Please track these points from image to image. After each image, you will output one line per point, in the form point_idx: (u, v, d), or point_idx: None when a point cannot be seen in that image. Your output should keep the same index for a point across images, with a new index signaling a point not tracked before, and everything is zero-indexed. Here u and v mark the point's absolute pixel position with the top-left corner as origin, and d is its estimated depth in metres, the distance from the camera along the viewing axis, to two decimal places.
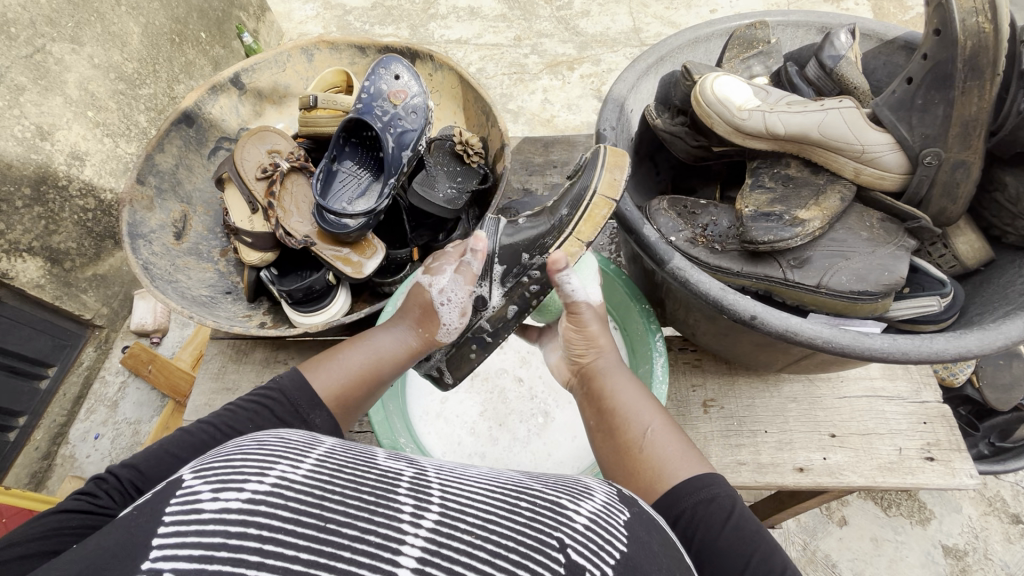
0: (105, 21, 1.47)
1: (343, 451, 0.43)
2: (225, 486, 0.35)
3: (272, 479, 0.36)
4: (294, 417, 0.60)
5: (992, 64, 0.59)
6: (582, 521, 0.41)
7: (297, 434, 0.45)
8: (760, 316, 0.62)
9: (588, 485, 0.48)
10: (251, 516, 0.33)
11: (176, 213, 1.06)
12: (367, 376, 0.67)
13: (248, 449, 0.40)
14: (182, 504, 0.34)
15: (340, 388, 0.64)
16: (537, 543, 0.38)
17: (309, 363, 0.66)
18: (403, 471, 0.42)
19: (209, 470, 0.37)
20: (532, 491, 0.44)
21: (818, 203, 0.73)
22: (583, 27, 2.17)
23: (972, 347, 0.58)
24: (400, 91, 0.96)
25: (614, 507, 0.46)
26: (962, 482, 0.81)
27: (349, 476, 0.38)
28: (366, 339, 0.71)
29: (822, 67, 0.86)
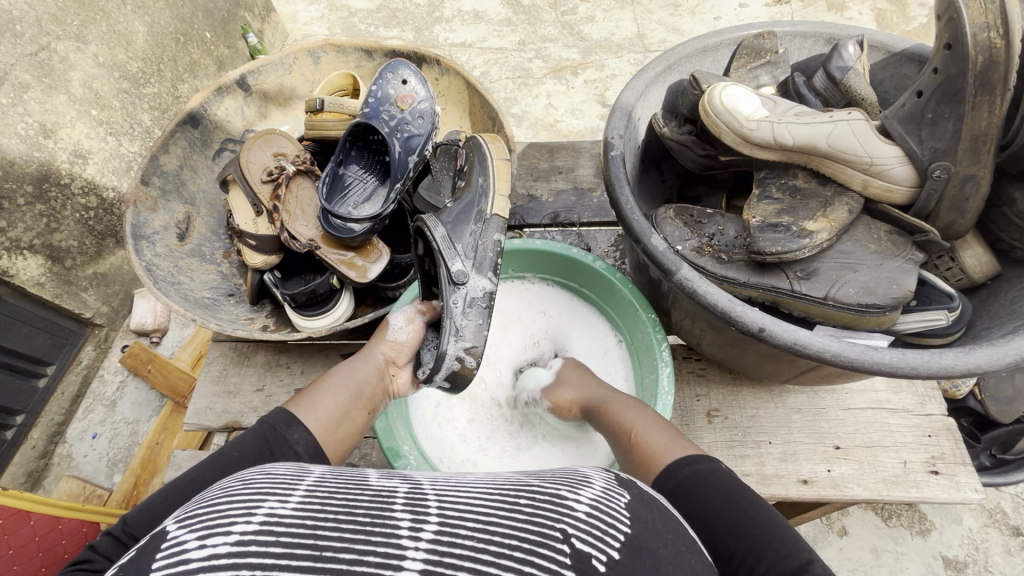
0: (110, 20, 1.46)
1: (332, 480, 0.45)
2: (211, 532, 0.37)
3: (259, 518, 0.38)
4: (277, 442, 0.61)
5: (1003, 79, 0.58)
6: (583, 510, 0.43)
7: (283, 468, 0.48)
8: (768, 328, 0.62)
9: (586, 474, 0.51)
10: (241, 559, 0.34)
11: (179, 214, 1.06)
12: (344, 402, 0.70)
13: (233, 493, 0.42)
14: (169, 557, 0.35)
15: (320, 415, 0.67)
16: (540, 538, 0.40)
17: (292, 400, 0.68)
18: (397, 488, 0.44)
19: (195, 520, 0.39)
20: (529, 488, 0.46)
21: (826, 215, 0.73)
22: (588, 32, 2.18)
23: (982, 362, 0.57)
24: (408, 96, 0.96)
25: (614, 491, 0.49)
26: (966, 496, 0.81)
27: (341, 502, 0.41)
28: (332, 372, 0.75)
29: (830, 79, 0.86)
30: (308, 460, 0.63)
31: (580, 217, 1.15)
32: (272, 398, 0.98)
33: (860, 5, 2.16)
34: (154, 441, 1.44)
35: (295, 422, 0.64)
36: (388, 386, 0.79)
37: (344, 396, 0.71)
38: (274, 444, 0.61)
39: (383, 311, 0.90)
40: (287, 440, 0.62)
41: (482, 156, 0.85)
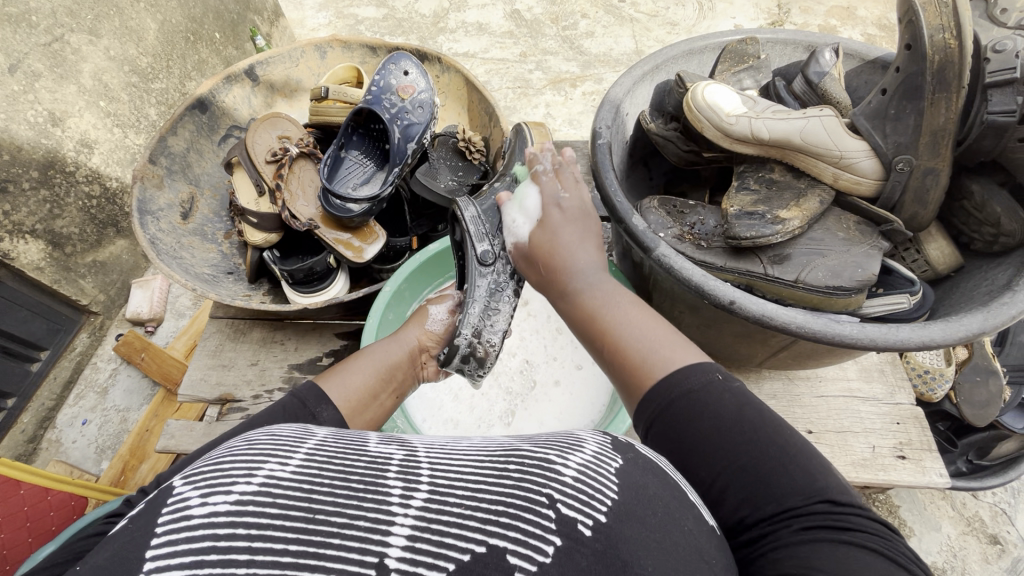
0: (124, 16, 1.51)
1: (334, 442, 0.43)
2: (213, 490, 0.34)
3: (259, 479, 0.35)
4: (304, 414, 0.57)
5: (958, 76, 0.64)
6: (571, 475, 0.40)
7: (286, 428, 0.45)
8: (739, 301, 0.66)
9: (580, 437, 0.46)
10: (239, 517, 0.33)
11: (183, 194, 1.09)
12: (372, 382, 0.67)
13: (237, 449, 0.40)
14: (172, 513, 0.33)
15: (349, 392, 0.64)
16: (527, 503, 0.37)
17: (322, 377, 0.65)
18: (393, 454, 0.41)
19: (199, 476, 0.36)
20: (521, 452, 0.43)
21: (798, 205, 0.77)
22: (587, 47, 2.25)
23: (937, 336, 0.61)
24: (408, 87, 1.01)
25: (606, 455, 0.44)
26: (931, 481, 0.84)
27: (337, 468, 0.38)
28: (366, 351, 0.72)
29: (807, 83, 0.91)
30: None
31: None
32: (265, 373, 1.00)
33: (850, 29, 2.25)
34: (144, 427, 1.46)
35: (324, 401, 0.60)
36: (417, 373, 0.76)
37: (373, 377, 0.68)
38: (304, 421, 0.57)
39: (377, 288, 0.94)
40: (317, 419, 0.58)
41: (523, 143, 0.88)
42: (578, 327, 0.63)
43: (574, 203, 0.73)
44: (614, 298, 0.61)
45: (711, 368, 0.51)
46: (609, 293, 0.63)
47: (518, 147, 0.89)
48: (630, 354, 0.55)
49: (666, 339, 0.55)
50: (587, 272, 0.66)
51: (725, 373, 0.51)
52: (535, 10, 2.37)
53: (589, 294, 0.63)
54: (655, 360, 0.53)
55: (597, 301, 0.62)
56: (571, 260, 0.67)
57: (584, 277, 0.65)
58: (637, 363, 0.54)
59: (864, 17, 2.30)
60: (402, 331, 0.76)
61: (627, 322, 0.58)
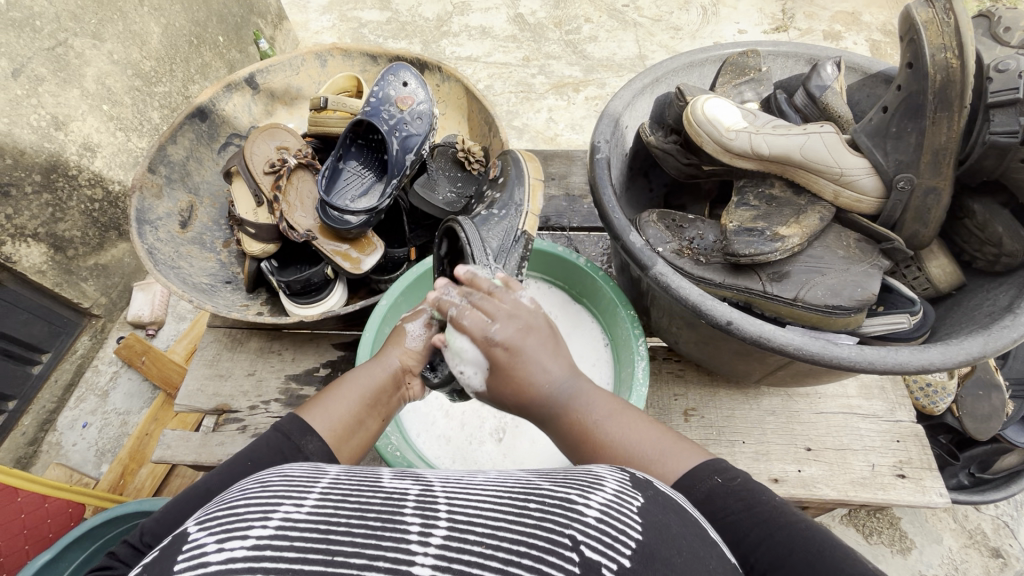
0: (127, 20, 1.52)
1: (348, 480, 0.43)
2: (229, 536, 0.35)
3: (275, 523, 0.36)
4: (287, 446, 0.58)
5: (959, 96, 0.63)
6: (594, 515, 0.40)
7: (300, 470, 0.46)
8: (736, 322, 0.65)
9: (598, 474, 0.46)
10: (257, 561, 0.33)
11: (182, 203, 1.09)
12: (355, 408, 0.65)
13: (253, 491, 0.41)
14: (188, 560, 0.34)
15: (334, 421, 0.62)
16: (549, 545, 0.37)
17: (304, 407, 0.64)
18: (409, 490, 0.42)
19: (214, 521, 0.37)
20: (540, 490, 0.43)
21: (798, 221, 0.77)
22: (590, 51, 2.25)
23: (935, 360, 0.61)
24: (408, 98, 1.00)
25: (627, 493, 0.44)
26: (931, 500, 0.83)
27: (354, 507, 0.38)
28: (348, 374, 0.69)
29: (809, 96, 0.91)
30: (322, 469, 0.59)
31: (570, 221, 1.19)
32: (261, 383, 1.00)
33: (855, 35, 2.24)
34: (143, 431, 1.46)
35: (309, 432, 0.61)
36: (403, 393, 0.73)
37: (356, 404, 0.65)
38: (288, 453, 0.58)
39: (374, 301, 0.93)
40: (301, 451, 0.59)
41: (516, 175, 0.91)
42: (578, 454, 0.58)
43: (511, 331, 0.60)
44: (591, 401, 0.59)
45: (711, 470, 0.52)
46: (584, 398, 0.59)
47: (513, 175, 0.91)
48: (626, 465, 0.54)
49: (661, 447, 0.55)
50: (560, 387, 0.59)
51: (725, 471, 0.52)
52: (538, 15, 2.37)
53: (572, 408, 0.59)
54: (660, 468, 0.53)
55: (588, 417, 0.58)
56: (535, 374, 0.59)
57: (561, 383, 0.59)
58: (641, 477, 0.53)
59: (869, 22, 2.28)
60: (382, 351, 0.72)
61: (615, 436, 0.56)
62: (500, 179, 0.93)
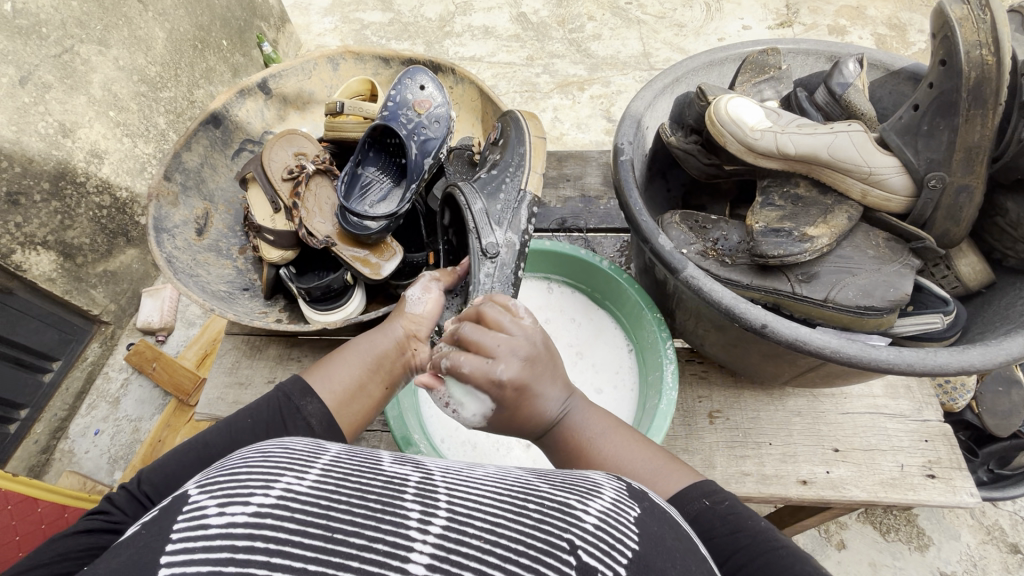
0: (132, 25, 1.51)
1: (349, 459, 0.43)
2: (230, 501, 0.35)
3: (276, 492, 0.36)
4: (288, 408, 0.61)
5: (994, 93, 0.62)
6: (592, 521, 0.40)
7: (301, 442, 0.46)
8: (771, 325, 0.64)
9: (596, 481, 0.47)
10: (258, 530, 0.33)
11: (198, 210, 1.09)
12: (360, 372, 0.67)
13: (252, 460, 0.41)
14: (189, 520, 0.34)
15: (335, 384, 0.64)
16: (547, 547, 0.37)
17: (309, 370, 0.66)
18: (409, 476, 0.42)
19: (216, 485, 0.37)
20: (539, 492, 0.43)
21: (826, 221, 0.76)
22: (594, 50, 2.24)
23: (976, 361, 0.60)
24: (425, 102, 0.99)
25: (624, 503, 0.45)
26: (962, 500, 0.83)
27: (354, 485, 0.38)
28: (351, 343, 0.70)
29: (831, 94, 0.90)
30: (322, 433, 0.61)
31: (587, 222, 1.18)
32: None
33: (860, 30, 2.22)
34: (157, 438, 1.45)
35: (310, 394, 0.63)
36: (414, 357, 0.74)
37: (359, 369, 0.67)
38: (287, 414, 0.61)
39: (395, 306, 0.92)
40: (300, 412, 0.61)
41: (517, 133, 0.94)
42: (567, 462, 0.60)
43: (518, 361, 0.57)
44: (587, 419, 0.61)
45: (698, 493, 0.52)
46: (581, 414, 0.61)
47: (513, 134, 0.94)
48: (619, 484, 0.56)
49: (651, 468, 0.56)
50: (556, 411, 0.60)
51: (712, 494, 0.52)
52: (541, 13, 2.36)
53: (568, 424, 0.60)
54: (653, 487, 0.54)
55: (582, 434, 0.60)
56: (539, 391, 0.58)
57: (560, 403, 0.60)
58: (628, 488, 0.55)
59: (874, 16, 2.27)
60: (388, 322, 0.73)
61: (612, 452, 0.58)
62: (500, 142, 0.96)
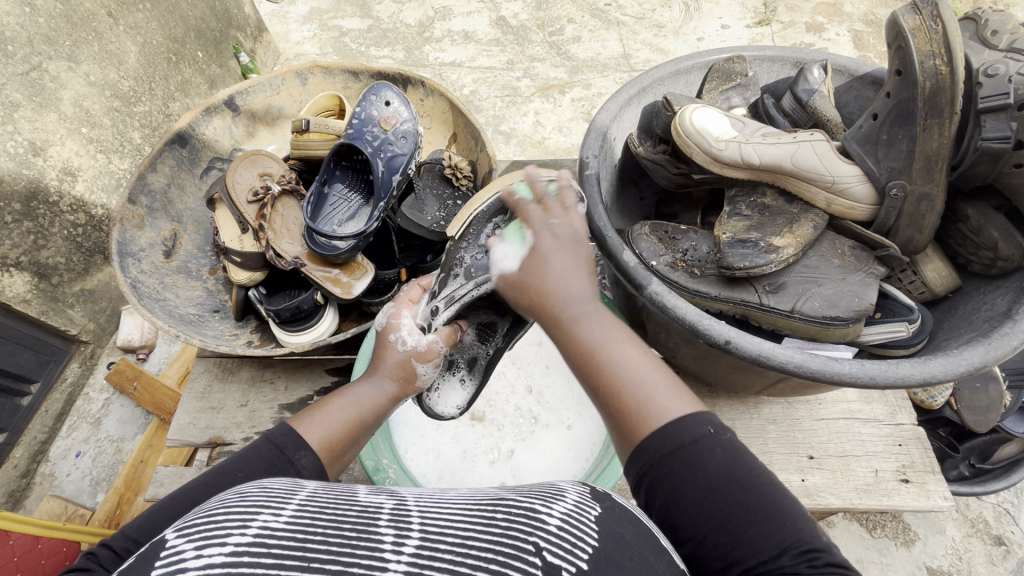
0: (102, 40, 1.47)
1: (325, 493, 0.43)
2: (207, 542, 0.35)
3: (254, 530, 0.36)
4: (280, 461, 0.55)
5: (949, 103, 0.62)
6: (555, 523, 0.40)
7: (280, 482, 0.46)
8: (734, 341, 0.65)
9: (561, 486, 0.47)
10: (234, 567, 0.34)
11: (165, 232, 1.07)
12: (351, 422, 0.62)
13: (230, 500, 0.41)
14: (165, 564, 0.34)
15: (333, 436, 0.60)
16: (514, 551, 0.38)
17: (298, 416, 0.61)
18: (384, 504, 0.42)
19: (193, 528, 0.37)
20: (508, 500, 0.43)
21: (792, 231, 0.76)
22: (574, 52, 2.23)
23: (937, 373, 0.61)
24: (391, 116, 0.99)
25: (586, 503, 0.44)
26: (936, 504, 0.83)
27: (330, 517, 0.39)
28: (344, 391, 0.66)
29: (796, 100, 0.90)
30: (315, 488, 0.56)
31: None
32: (255, 414, 0.98)
33: (837, 26, 2.23)
34: (138, 458, 1.43)
35: (302, 446, 0.57)
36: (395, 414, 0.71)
37: (352, 422, 0.62)
38: (281, 469, 0.54)
39: (365, 326, 0.91)
40: (295, 466, 0.55)
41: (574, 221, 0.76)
42: (579, 372, 0.55)
43: (563, 232, 0.63)
44: (604, 324, 0.55)
45: (704, 421, 0.48)
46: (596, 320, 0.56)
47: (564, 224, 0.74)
48: (627, 395, 0.50)
49: (661, 384, 0.50)
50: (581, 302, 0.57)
51: (716, 424, 0.48)
52: (521, 17, 2.35)
53: (580, 325, 0.56)
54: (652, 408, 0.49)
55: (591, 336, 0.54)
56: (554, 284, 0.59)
57: (580, 303, 0.57)
58: (634, 405, 0.49)
59: (850, 13, 2.28)
60: (380, 367, 0.70)
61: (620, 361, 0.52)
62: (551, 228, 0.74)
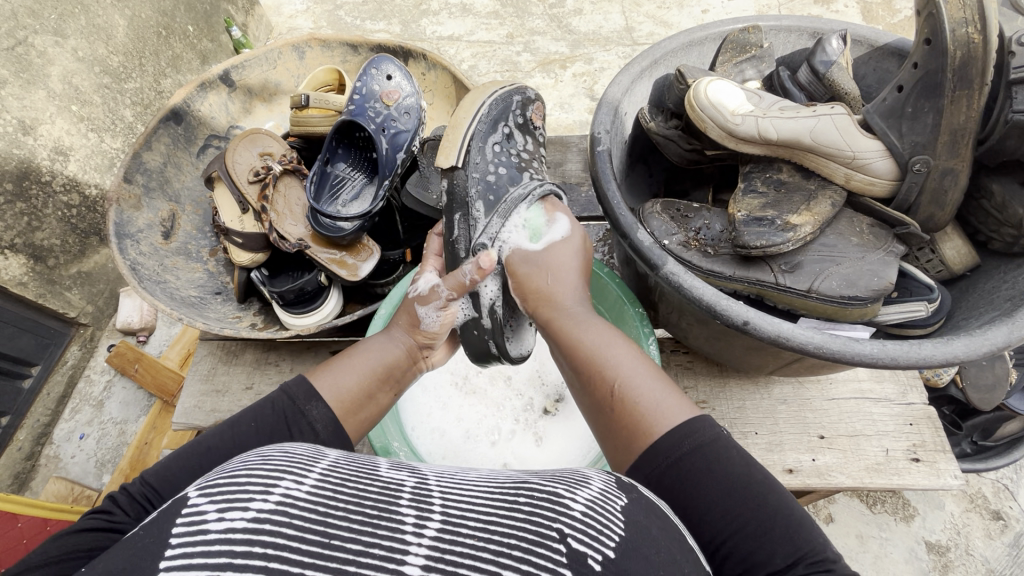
0: (89, 13, 1.42)
1: (346, 464, 0.43)
2: (229, 505, 0.35)
3: (275, 497, 0.36)
4: (292, 411, 0.58)
5: (981, 74, 0.60)
6: (580, 510, 0.40)
7: (299, 447, 0.45)
8: (753, 322, 0.63)
9: (585, 474, 0.46)
10: (256, 535, 0.33)
11: (163, 212, 1.04)
12: (368, 377, 0.65)
13: (251, 464, 0.40)
14: (188, 526, 0.34)
15: (343, 390, 0.62)
16: (539, 537, 0.37)
17: (314, 371, 0.64)
18: (405, 480, 0.41)
19: (214, 488, 0.37)
20: (531, 486, 0.43)
21: (809, 208, 0.74)
22: (575, 25, 2.17)
23: (960, 352, 0.60)
24: (541, 110, 0.86)
25: (612, 493, 0.43)
26: (946, 482, 0.83)
27: (351, 490, 0.38)
28: (359, 347, 0.69)
29: (813, 73, 0.86)
30: (326, 438, 0.58)
31: (569, 212, 1.15)
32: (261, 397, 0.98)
33: None
34: (142, 440, 1.42)
35: (315, 397, 0.60)
36: (416, 369, 0.74)
37: (368, 376, 0.65)
38: (292, 419, 0.57)
39: (372, 308, 0.89)
40: (306, 417, 0.58)
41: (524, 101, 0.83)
42: (578, 375, 0.64)
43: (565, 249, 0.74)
44: (600, 333, 0.65)
45: (702, 424, 0.53)
46: (591, 327, 0.66)
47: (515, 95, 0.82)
48: (626, 402, 0.57)
49: (660, 395, 0.57)
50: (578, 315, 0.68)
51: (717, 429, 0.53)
52: None
53: (577, 332, 0.66)
54: (653, 419, 0.55)
55: (589, 345, 0.64)
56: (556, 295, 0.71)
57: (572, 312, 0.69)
58: (635, 411, 0.56)
59: None
60: (393, 327, 0.73)
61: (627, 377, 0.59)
62: (523, 117, 0.83)
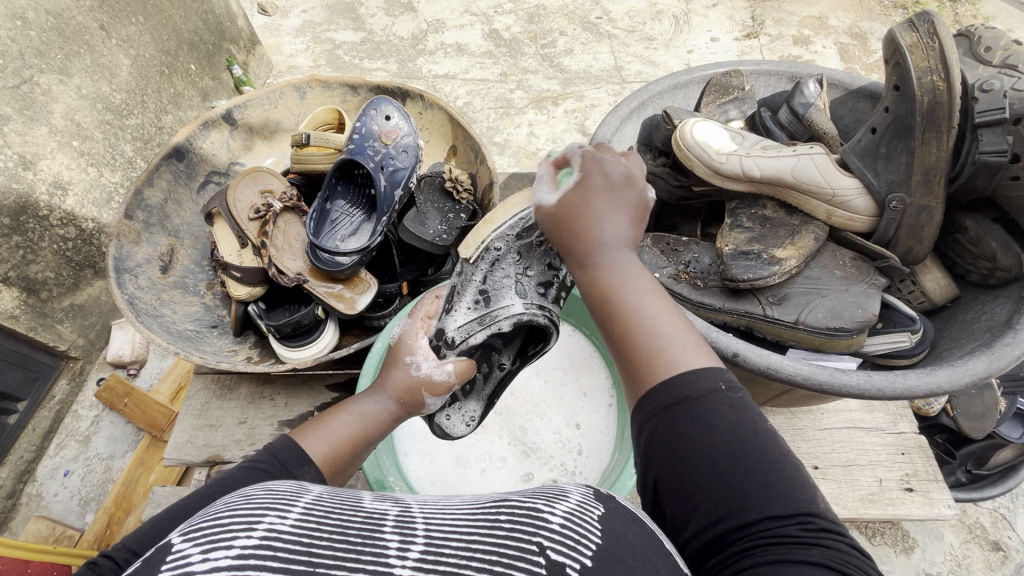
0: (95, 53, 1.46)
1: (330, 498, 0.43)
2: (213, 545, 0.34)
3: (260, 532, 0.36)
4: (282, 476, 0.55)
5: (947, 118, 0.64)
6: (559, 521, 0.39)
7: (284, 483, 0.45)
8: (742, 354, 0.65)
9: (563, 486, 0.45)
10: (240, 571, 0.33)
11: (162, 246, 1.06)
12: (354, 441, 0.61)
13: (235, 504, 0.40)
14: (172, 570, 0.33)
15: (330, 459, 0.59)
16: (519, 553, 0.37)
17: (300, 431, 0.60)
18: (389, 509, 0.42)
19: (198, 531, 0.36)
20: (511, 499, 0.42)
21: (794, 243, 0.76)
22: (566, 64, 2.25)
23: (942, 383, 0.62)
24: None
25: (589, 503, 0.43)
26: (940, 512, 0.84)
27: (335, 521, 0.38)
28: (347, 407, 0.64)
29: (793, 113, 0.91)
30: None
31: None
32: (254, 431, 0.97)
33: (824, 39, 2.27)
34: (129, 477, 1.39)
35: (305, 464, 0.57)
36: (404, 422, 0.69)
37: (354, 443, 0.61)
38: None
39: (367, 341, 0.89)
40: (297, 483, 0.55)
41: None
42: (599, 318, 0.52)
43: (613, 170, 0.56)
44: (630, 275, 0.51)
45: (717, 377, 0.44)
46: (624, 271, 0.52)
47: None
48: (642, 337, 0.48)
49: (682, 337, 0.48)
50: (612, 245, 0.53)
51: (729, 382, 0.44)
52: (513, 29, 2.37)
53: (608, 269, 0.52)
54: (672, 357, 0.46)
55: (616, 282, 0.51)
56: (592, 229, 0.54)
57: (609, 249, 0.53)
58: (648, 350, 0.47)
59: (836, 25, 2.31)
60: (385, 382, 0.66)
61: (641, 301, 0.50)
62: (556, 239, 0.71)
